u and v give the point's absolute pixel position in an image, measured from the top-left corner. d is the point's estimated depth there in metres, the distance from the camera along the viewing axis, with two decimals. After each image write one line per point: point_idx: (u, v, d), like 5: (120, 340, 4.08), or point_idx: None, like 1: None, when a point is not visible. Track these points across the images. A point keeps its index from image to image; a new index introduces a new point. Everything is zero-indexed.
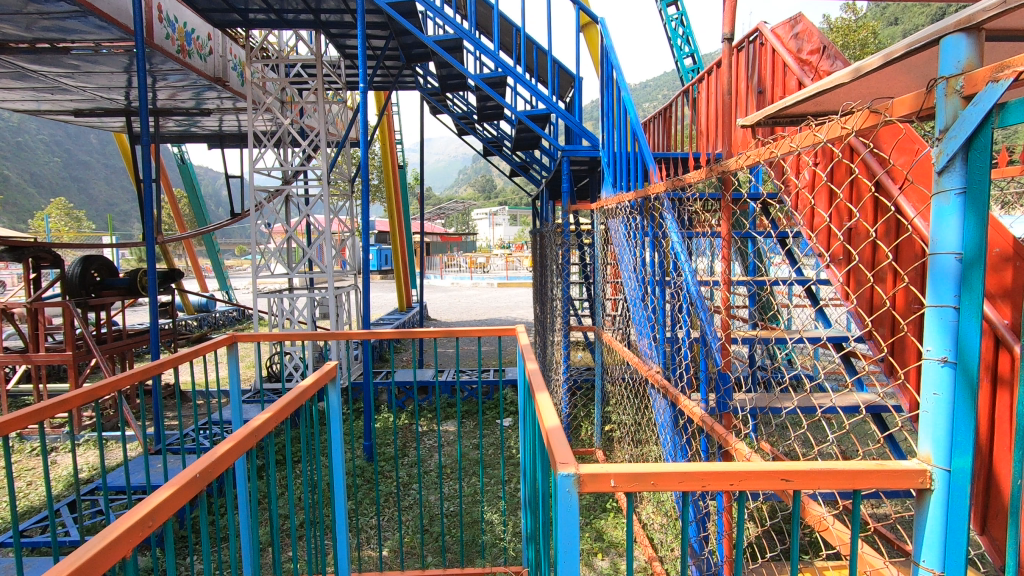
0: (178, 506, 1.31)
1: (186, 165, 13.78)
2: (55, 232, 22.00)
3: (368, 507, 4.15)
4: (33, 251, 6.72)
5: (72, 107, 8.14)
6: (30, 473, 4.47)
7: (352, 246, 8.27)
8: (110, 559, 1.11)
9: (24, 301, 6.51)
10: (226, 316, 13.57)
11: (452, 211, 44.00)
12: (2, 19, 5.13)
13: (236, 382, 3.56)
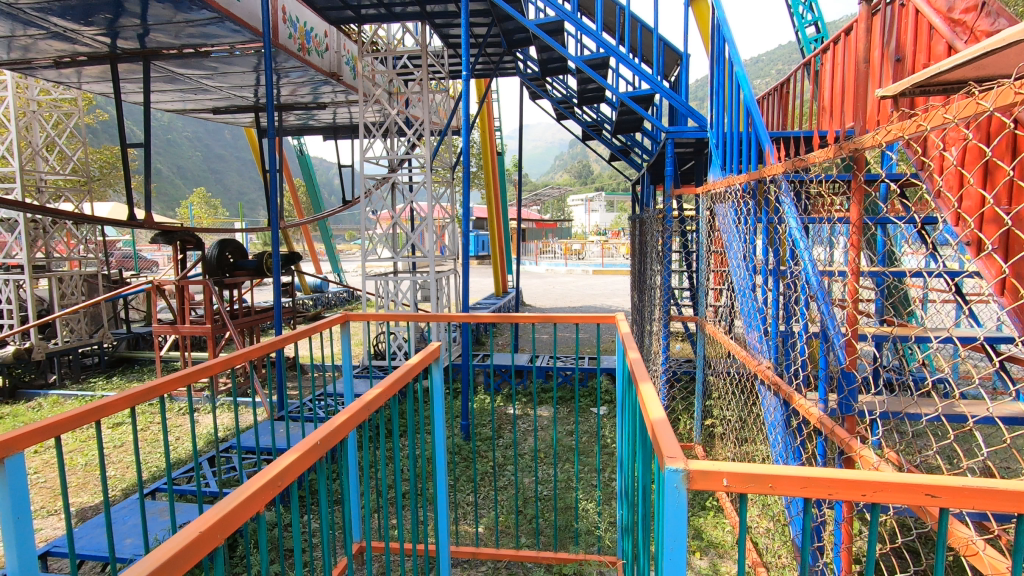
0: (303, 469, 1.39)
1: (304, 156, 14.88)
2: (198, 219, 24.86)
3: (466, 484, 4.28)
4: (181, 235, 7.58)
5: (211, 105, 9.06)
6: (179, 429, 5.11)
7: (453, 231, 8.52)
8: (247, 513, 1.19)
9: (173, 279, 7.37)
10: (337, 297, 14.61)
11: (548, 197, 43.98)
12: (157, 29, 5.81)
13: (348, 358, 3.79)
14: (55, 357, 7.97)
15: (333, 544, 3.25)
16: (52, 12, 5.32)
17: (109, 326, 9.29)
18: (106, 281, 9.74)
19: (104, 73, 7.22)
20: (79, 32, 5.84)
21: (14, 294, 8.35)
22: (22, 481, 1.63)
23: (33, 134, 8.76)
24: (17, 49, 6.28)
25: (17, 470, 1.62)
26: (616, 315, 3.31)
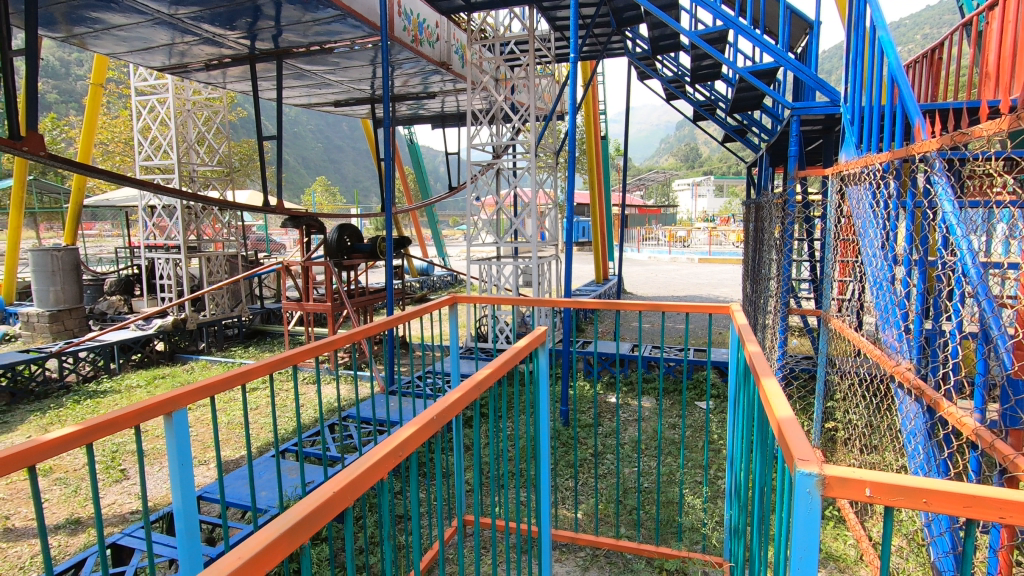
0: (420, 441, 1.44)
1: (414, 145, 15.54)
2: (320, 206, 26.96)
3: (566, 469, 4.29)
4: (307, 220, 8.23)
5: (332, 98, 9.72)
6: (303, 396, 5.61)
7: (555, 217, 8.49)
8: (372, 478, 1.25)
9: (300, 260, 8.05)
10: (442, 281, 15.21)
11: (653, 181, 42.48)
12: (288, 29, 6.31)
13: (455, 340, 3.92)
14: (204, 327, 9.06)
15: (439, 515, 3.41)
16: (204, 19, 5.95)
17: (246, 302, 10.38)
18: (244, 261, 10.88)
19: (244, 73, 7.98)
20: (224, 36, 6.49)
21: (173, 271, 9.59)
22: (183, 432, 1.86)
23: (188, 130, 9.93)
24: (176, 55, 7.11)
25: (181, 422, 1.85)
26: (731, 306, 3.11)
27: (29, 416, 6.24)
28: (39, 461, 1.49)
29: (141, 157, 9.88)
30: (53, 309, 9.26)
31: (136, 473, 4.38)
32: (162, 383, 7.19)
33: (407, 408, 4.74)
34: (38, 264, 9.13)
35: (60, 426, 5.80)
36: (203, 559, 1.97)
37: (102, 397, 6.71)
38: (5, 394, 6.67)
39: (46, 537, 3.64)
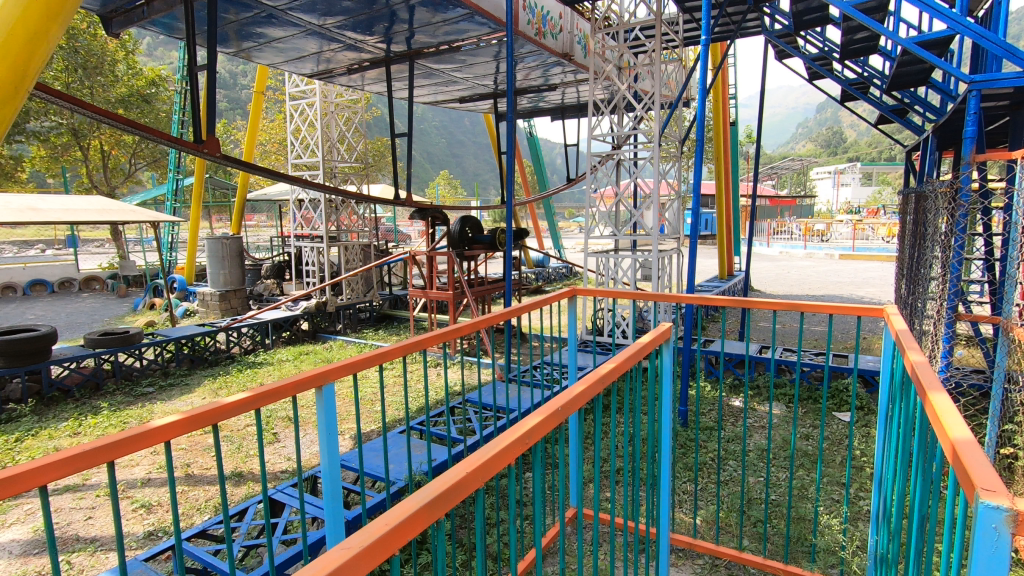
0: (546, 431, 1.45)
1: (533, 138, 15.69)
2: (442, 199, 28.30)
3: (684, 472, 4.12)
4: (433, 212, 8.66)
5: (458, 95, 10.09)
6: (427, 379, 5.96)
7: (678, 210, 8.14)
8: (503, 462, 1.28)
9: (425, 250, 8.50)
10: (557, 273, 15.26)
11: (787, 169, 39.07)
12: (420, 30, 6.65)
13: (573, 331, 3.91)
14: (341, 310, 9.96)
15: (553, 504, 3.45)
16: (347, 27, 6.46)
17: (377, 288, 11.24)
18: (376, 250, 11.75)
19: (381, 75, 8.57)
20: (364, 41, 6.99)
21: (317, 259, 10.64)
22: (331, 402, 2.04)
23: (331, 130, 10.90)
24: (323, 61, 7.81)
25: (329, 394, 2.03)
26: (885, 308, 2.77)
27: (204, 380, 7.30)
28: (220, 421, 1.72)
29: (293, 156, 11.05)
30: (223, 289, 10.73)
31: (286, 437, 4.93)
32: (306, 359, 8.04)
33: (522, 396, 4.84)
34: (212, 250, 10.62)
35: (228, 391, 6.73)
36: (344, 520, 2.17)
37: (259, 368, 7.67)
38: (187, 361, 7.85)
39: (218, 485, 4.24)
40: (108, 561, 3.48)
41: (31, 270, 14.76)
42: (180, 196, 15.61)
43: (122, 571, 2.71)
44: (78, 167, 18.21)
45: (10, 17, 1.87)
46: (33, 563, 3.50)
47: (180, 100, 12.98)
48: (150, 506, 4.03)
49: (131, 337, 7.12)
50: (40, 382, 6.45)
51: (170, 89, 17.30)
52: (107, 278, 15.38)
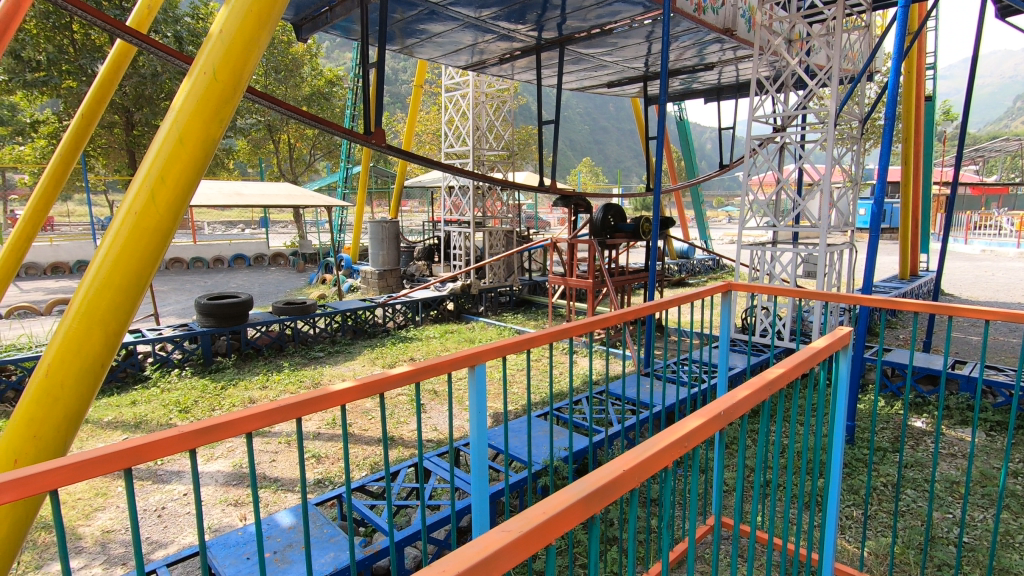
0: (708, 435, 1.34)
1: (683, 122, 14.89)
2: (584, 186, 28.17)
3: (849, 495, 3.66)
4: (576, 200, 8.51)
5: (606, 80, 9.84)
6: (563, 366, 6.00)
7: (851, 199, 7.19)
8: (659, 464, 1.21)
9: (567, 238, 8.46)
10: (702, 265, 14.42)
11: (998, 151, 32.65)
12: (573, 15, 6.59)
13: (725, 329, 3.64)
14: (484, 293, 10.40)
15: (693, 509, 3.27)
16: (502, 18, 6.62)
17: (518, 273, 11.53)
18: (518, 236, 12.05)
19: (531, 63, 8.65)
20: (517, 30, 7.10)
21: (464, 243, 11.22)
22: (483, 382, 2.10)
23: (482, 119, 11.30)
24: (477, 53, 8.11)
25: (481, 374, 2.09)
26: None
27: (364, 350, 8.10)
28: (387, 390, 1.84)
29: (446, 146, 11.68)
30: (381, 268, 11.78)
31: (430, 408, 5.33)
32: (451, 337, 8.53)
33: (661, 392, 4.62)
34: (374, 233, 11.69)
35: (383, 361, 7.38)
36: (489, 496, 2.25)
37: (410, 343, 8.31)
38: (350, 331, 8.77)
39: (374, 445, 4.68)
40: (287, 499, 4.02)
41: (235, 245, 17.53)
42: (349, 184, 17.41)
43: (299, 511, 3.09)
44: (272, 158, 21.12)
45: (235, 25, 2.25)
46: (233, 491, 4.17)
47: (353, 96, 14.35)
48: (320, 458, 4.58)
49: (307, 307, 8.06)
50: (239, 340, 7.64)
51: (344, 87, 19.30)
52: (290, 254, 17.72)
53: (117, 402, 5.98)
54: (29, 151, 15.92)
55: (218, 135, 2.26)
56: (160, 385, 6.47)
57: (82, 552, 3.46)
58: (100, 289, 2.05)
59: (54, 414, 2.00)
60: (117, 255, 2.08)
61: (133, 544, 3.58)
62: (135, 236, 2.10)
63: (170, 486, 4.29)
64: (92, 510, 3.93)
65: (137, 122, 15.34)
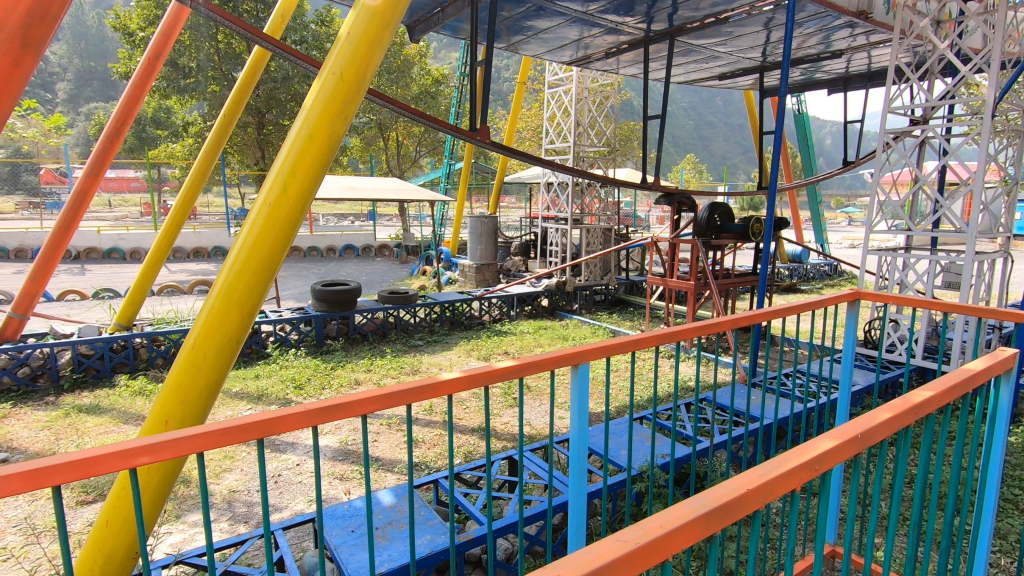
0: (842, 459, 1.22)
1: (802, 115, 13.79)
2: (687, 184, 26.98)
3: (1002, 543, 3.18)
4: (680, 197, 8.05)
5: (718, 72, 9.29)
6: (660, 370, 5.80)
7: (1007, 201, 6.27)
8: (786, 486, 1.11)
9: (669, 237, 8.09)
10: (818, 270, 13.32)
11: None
12: (686, 4, 6.30)
13: (850, 340, 3.31)
14: (579, 290, 10.36)
15: (805, 536, 3.01)
16: (610, 11, 6.48)
17: (614, 272, 11.31)
18: (616, 235, 11.82)
19: (637, 57, 8.37)
20: (625, 23, 6.91)
21: (561, 240, 11.20)
22: (586, 381, 2.06)
23: (584, 115, 11.16)
24: (582, 48, 8.01)
25: (585, 372, 2.04)
26: None
27: (461, 341, 8.35)
28: (492, 383, 1.85)
29: (547, 142, 11.73)
30: (479, 262, 12.09)
31: (523, 402, 5.41)
32: (545, 333, 8.55)
33: (770, 404, 4.29)
34: (474, 227, 11.98)
35: (478, 353, 7.55)
36: (586, 498, 2.21)
37: (505, 336, 8.43)
38: (448, 322, 9.06)
39: (468, 434, 4.84)
40: (387, 478, 4.24)
41: (346, 236, 18.79)
42: (451, 179, 18.02)
43: (399, 492, 3.23)
44: (381, 154, 22.32)
45: (361, 27, 2.39)
46: (340, 466, 4.46)
47: (458, 94, 14.74)
48: (418, 442, 4.77)
49: (410, 297, 8.52)
50: (348, 325, 8.16)
51: (450, 86, 19.95)
52: (394, 246, 18.66)
53: (244, 374, 6.63)
54: (179, 149, 18.04)
55: (344, 131, 2.41)
56: (279, 361, 7.08)
57: (213, 507, 3.88)
58: (238, 274, 2.25)
59: (196, 381, 2.23)
60: (254, 240, 2.27)
61: (255, 505, 3.94)
62: (269, 224, 2.28)
63: (287, 456, 4.68)
64: (221, 470, 4.38)
65: (267, 122, 16.90)
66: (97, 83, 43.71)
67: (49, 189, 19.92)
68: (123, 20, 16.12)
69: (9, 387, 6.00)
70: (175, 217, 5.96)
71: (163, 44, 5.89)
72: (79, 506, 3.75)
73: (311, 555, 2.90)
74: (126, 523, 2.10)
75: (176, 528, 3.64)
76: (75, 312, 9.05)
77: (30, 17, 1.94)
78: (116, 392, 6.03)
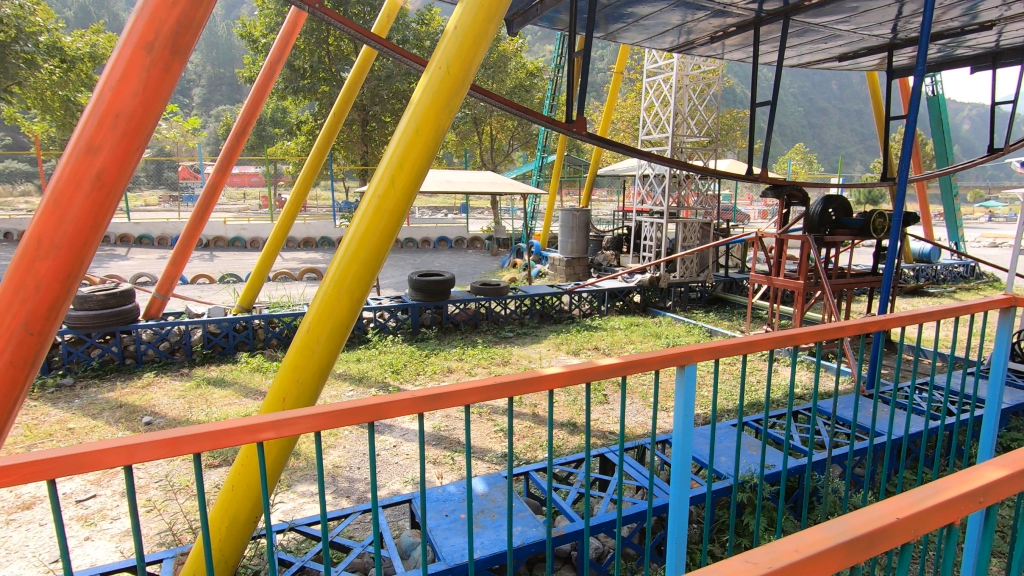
0: (1014, 494, 1.05)
1: (937, 98, 12.32)
2: (796, 175, 25.09)
3: None
4: (790, 189, 7.47)
5: (838, 52, 8.50)
6: (761, 375, 5.49)
7: None
8: (942, 520, 0.97)
9: (776, 232, 7.53)
10: (950, 272, 11.89)
11: None
12: None
13: (1001, 352, 2.89)
14: (674, 287, 9.93)
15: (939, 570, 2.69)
16: None
17: (713, 269, 10.76)
18: (715, 230, 11.23)
19: (745, 40, 7.83)
20: (734, 4, 6.49)
21: (655, 234, 10.85)
22: (693, 384, 1.95)
23: (684, 103, 10.64)
24: (685, 34, 7.64)
25: (692, 372, 1.94)
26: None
27: (551, 334, 8.34)
28: (595, 379, 1.80)
29: (644, 134, 11.35)
30: (570, 256, 12.01)
31: (613, 400, 5.31)
32: (636, 330, 8.31)
33: (895, 420, 3.87)
34: (565, 221, 11.92)
35: (568, 348, 7.49)
36: (688, 506, 2.09)
37: (595, 332, 8.30)
38: (538, 315, 9.05)
39: (558, 429, 4.82)
40: (477, 466, 4.33)
41: (440, 229, 19.42)
42: (543, 172, 18.02)
43: (490, 481, 3.28)
44: (475, 148, 22.73)
45: (468, 21, 2.41)
46: (434, 450, 4.62)
47: (552, 86, 14.64)
48: (508, 432, 4.82)
49: (501, 289, 8.65)
50: (442, 315, 8.42)
51: (545, 78, 19.92)
52: (486, 239, 19.00)
53: (347, 357, 7.05)
54: (294, 146, 19.51)
55: (449, 125, 2.45)
56: (379, 346, 7.45)
57: (319, 480, 4.17)
58: (348, 264, 2.37)
59: (310, 362, 2.38)
60: (364, 229, 2.38)
61: (356, 481, 4.17)
62: (377, 216, 2.38)
63: (384, 437, 4.92)
64: (327, 446, 4.69)
65: (370, 118, 17.78)
66: (226, 88, 48.31)
67: (186, 184, 22.32)
68: (249, 28, 17.65)
69: (152, 358, 6.79)
70: (291, 209, 6.46)
71: (283, 48, 6.36)
72: (208, 468, 4.17)
73: (408, 535, 3.02)
74: (250, 488, 2.29)
75: (288, 496, 3.94)
76: (206, 294, 10.09)
77: (179, 26, 2.14)
78: (238, 368, 6.65)
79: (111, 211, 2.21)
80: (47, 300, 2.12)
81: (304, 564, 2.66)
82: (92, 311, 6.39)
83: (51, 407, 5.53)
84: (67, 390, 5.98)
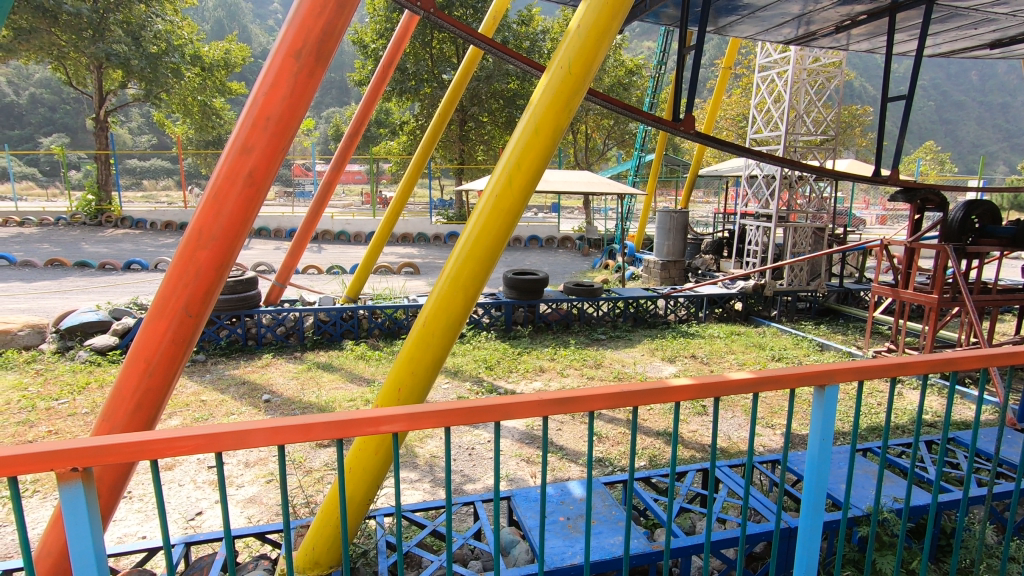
0: None
1: None
2: (926, 176, 22.61)
3: None
4: (923, 193, 6.66)
5: (990, 38, 7.51)
6: (885, 398, 4.98)
7: None
8: None
9: (905, 240, 6.75)
10: None
11: None
12: None
13: None
14: (780, 296, 9.29)
15: None
16: None
17: (825, 277, 9.95)
18: (829, 235, 10.37)
19: (875, 29, 7.14)
20: None
21: (761, 238, 10.21)
22: (832, 408, 1.79)
23: (800, 99, 9.90)
24: (805, 24, 7.11)
25: (833, 396, 1.78)
26: None
27: (645, 339, 8.11)
28: (724, 394, 1.70)
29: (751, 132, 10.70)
30: (666, 259, 11.60)
31: (715, 412, 5.05)
32: (738, 340, 7.86)
33: None
34: (662, 222, 11.56)
35: (663, 354, 7.24)
36: (820, 536, 1.93)
37: (692, 339, 7.96)
38: (631, 319, 8.83)
39: (655, 437, 4.67)
40: (570, 469, 4.29)
41: (531, 228, 19.55)
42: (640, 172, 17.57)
43: (588, 485, 3.24)
44: (569, 147, 22.62)
45: (591, 19, 2.37)
46: (526, 449, 4.65)
47: (653, 84, 14.21)
48: (602, 437, 4.74)
49: (594, 290, 8.53)
50: (534, 314, 8.46)
51: (644, 76, 19.40)
52: (578, 239, 18.87)
53: None
54: (397, 146, 20.46)
55: (567, 124, 2.43)
56: (473, 342, 7.60)
57: (417, 468, 4.33)
58: (464, 261, 2.42)
59: (425, 354, 2.46)
60: (481, 227, 2.42)
61: (452, 473, 4.29)
62: (493, 215, 2.41)
63: (477, 431, 5.01)
64: (424, 436, 4.86)
65: (468, 119, 18.25)
66: (337, 91, 51.72)
67: (299, 181, 24.15)
68: (360, 35, 18.75)
69: (270, 341, 7.40)
70: (396, 207, 6.77)
71: (395, 52, 6.67)
72: (317, 447, 4.47)
73: (506, 531, 3.05)
74: (367, 470, 2.41)
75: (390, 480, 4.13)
76: (316, 283, 10.84)
77: (323, 33, 2.29)
78: (344, 354, 7.08)
79: (258, 206, 2.41)
80: (204, 285, 2.35)
81: (411, 549, 2.77)
82: (224, 295, 7.07)
83: (188, 379, 6.20)
84: (200, 365, 6.68)
